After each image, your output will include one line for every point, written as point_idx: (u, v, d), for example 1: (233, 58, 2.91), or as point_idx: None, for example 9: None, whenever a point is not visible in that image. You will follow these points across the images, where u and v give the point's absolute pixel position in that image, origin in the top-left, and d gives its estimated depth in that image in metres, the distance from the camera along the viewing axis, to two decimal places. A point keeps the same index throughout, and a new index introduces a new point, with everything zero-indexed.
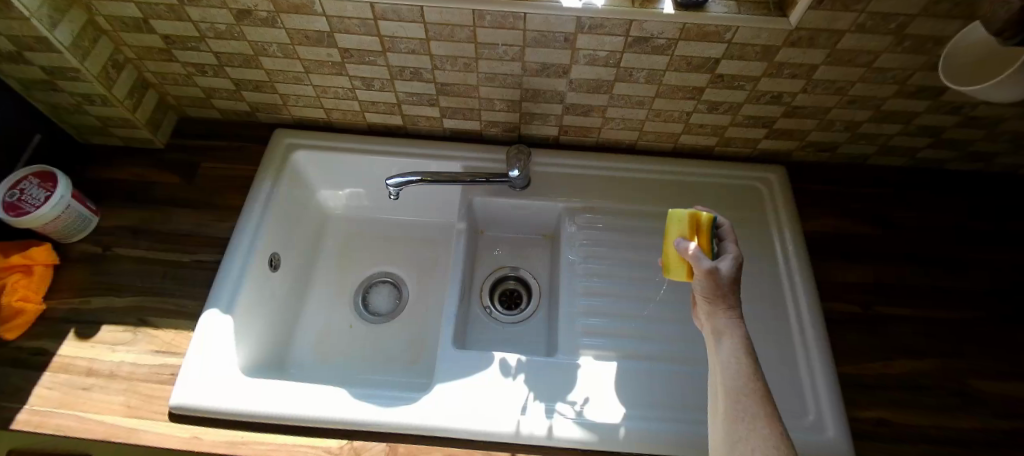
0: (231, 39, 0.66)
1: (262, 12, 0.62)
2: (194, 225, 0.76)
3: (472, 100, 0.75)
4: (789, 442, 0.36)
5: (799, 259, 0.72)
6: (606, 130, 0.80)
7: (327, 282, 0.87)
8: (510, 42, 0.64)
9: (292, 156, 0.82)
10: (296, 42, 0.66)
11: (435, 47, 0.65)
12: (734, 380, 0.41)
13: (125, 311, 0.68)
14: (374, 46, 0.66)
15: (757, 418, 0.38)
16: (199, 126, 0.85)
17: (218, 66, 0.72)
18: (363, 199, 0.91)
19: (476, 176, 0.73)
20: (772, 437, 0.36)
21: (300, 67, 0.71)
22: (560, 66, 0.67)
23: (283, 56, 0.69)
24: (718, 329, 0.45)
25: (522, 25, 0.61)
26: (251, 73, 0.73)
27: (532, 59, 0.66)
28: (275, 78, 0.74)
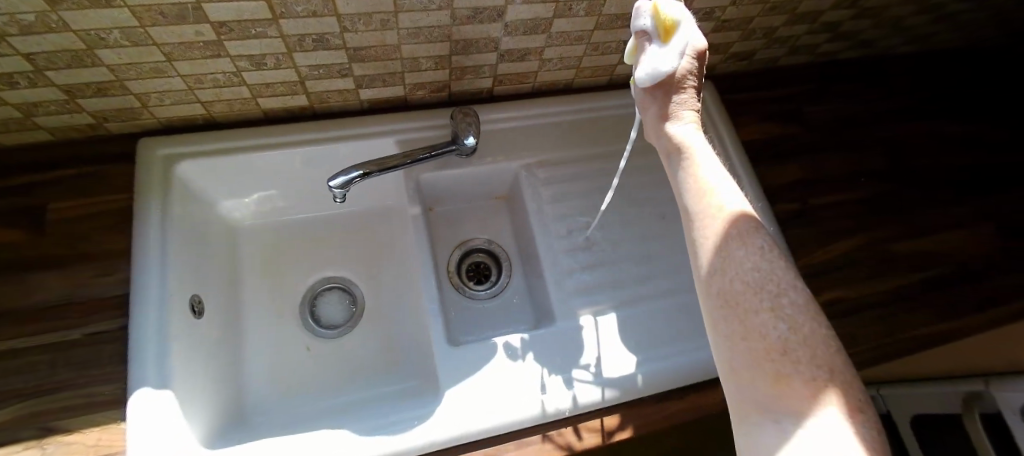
0: (46, 32, 0.48)
1: None
2: (72, 288, 0.59)
3: (393, 62, 0.64)
4: (761, 254, 0.38)
5: (746, 170, 0.76)
6: (543, 73, 0.73)
7: (261, 307, 0.73)
8: None
9: (174, 170, 0.64)
10: (146, 23, 0.50)
11: (342, 5, 0.53)
12: (700, 203, 0.41)
13: (15, 424, 0.54)
14: (261, 13, 0.51)
15: (737, 240, 0.38)
16: (21, 155, 0.64)
17: (36, 72, 0.53)
18: (278, 200, 0.76)
19: (423, 153, 0.63)
20: (749, 258, 0.38)
21: (160, 55, 0.54)
22: (494, 9, 0.59)
23: (131, 44, 0.52)
24: (674, 144, 0.44)
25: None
26: (89, 74, 0.55)
27: (462, 4, 0.57)
28: (124, 75, 0.56)
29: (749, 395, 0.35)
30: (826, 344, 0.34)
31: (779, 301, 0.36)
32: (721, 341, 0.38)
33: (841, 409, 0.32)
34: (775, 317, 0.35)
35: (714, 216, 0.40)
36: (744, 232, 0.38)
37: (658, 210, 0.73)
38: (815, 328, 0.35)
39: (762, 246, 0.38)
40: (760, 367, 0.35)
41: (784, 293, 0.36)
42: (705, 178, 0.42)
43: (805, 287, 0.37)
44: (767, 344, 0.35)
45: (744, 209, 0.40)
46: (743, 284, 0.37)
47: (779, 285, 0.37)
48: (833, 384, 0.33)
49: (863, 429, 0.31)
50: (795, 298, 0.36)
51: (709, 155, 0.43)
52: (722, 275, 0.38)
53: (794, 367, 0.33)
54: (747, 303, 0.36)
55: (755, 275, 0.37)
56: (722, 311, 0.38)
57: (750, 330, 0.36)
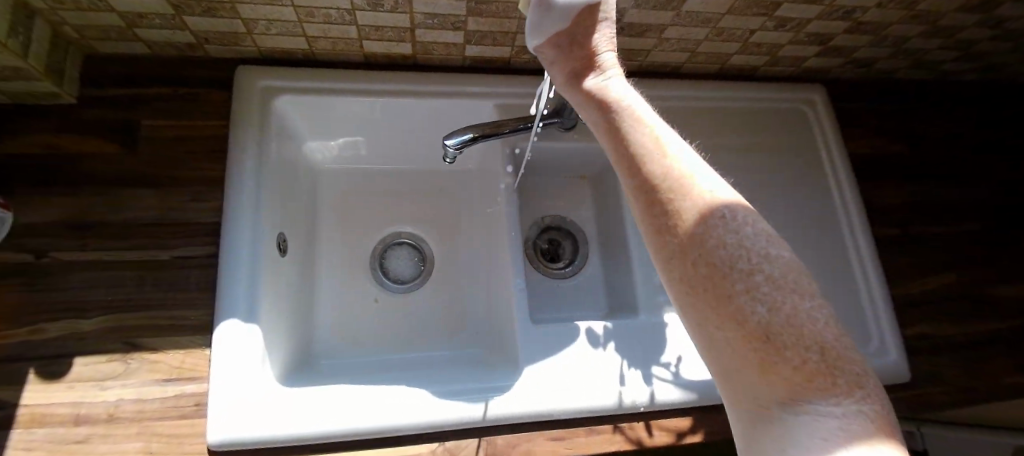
0: None
1: None
2: (163, 210, 0.58)
3: (511, 21, 0.60)
4: (719, 224, 0.36)
5: (850, 185, 0.73)
6: (656, 52, 0.69)
7: (334, 251, 0.73)
8: None
9: (273, 104, 0.62)
10: None
11: None
12: (641, 175, 0.39)
13: (102, 336, 0.54)
14: None
15: (695, 210, 0.36)
16: (117, 66, 0.62)
17: None
18: (362, 147, 0.73)
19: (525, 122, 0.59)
20: (708, 236, 0.35)
21: None
22: None
23: None
24: (605, 102, 0.43)
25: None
26: None
27: None
28: None
29: (739, 382, 0.35)
30: (810, 322, 0.32)
31: (752, 281, 0.34)
32: (695, 327, 0.37)
33: (834, 389, 0.31)
34: (752, 299, 0.33)
35: (659, 186, 0.38)
36: (699, 201, 0.37)
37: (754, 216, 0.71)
38: (794, 302, 0.33)
39: (724, 215, 0.36)
40: (745, 355, 0.33)
41: (755, 270, 0.34)
42: (643, 143, 0.40)
43: (778, 256, 0.35)
44: (746, 331, 0.33)
45: (687, 171, 0.38)
46: (709, 260, 0.35)
47: (748, 260, 0.34)
48: (825, 364, 0.32)
49: (863, 408, 0.31)
50: (769, 275, 0.34)
51: (642, 111, 0.42)
52: (684, 258, 0.36)
53: (780, 353, 0.32)
54: (717, 287, 0.34)
55: (719, 253, 0.35)
56: (693, 296, 0.36)
57: (723, 317, 0.34)
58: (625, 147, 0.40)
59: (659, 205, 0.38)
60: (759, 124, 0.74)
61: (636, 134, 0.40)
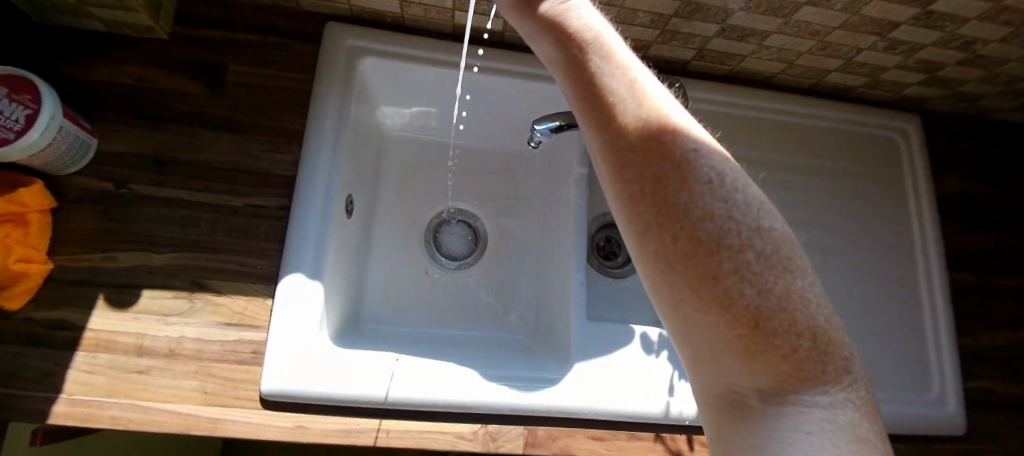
0: None
1: None
2: (242, 157, 0.61)
3: (610, 9, 0.58)
4: (704, 188, 0.31)
5: (933, 226, 0.70)
6: (751, 59, 0.66)
7: (391, 219, 0.72)
8: None
9: (359, 64, 0.63)
10: None
11: None
12: (613, 130, 0.35)
13: (171, 273, 0.57)
14: None
15: (674, 173, 0.32)
16: (212, 9, 0.64)
17: None
18: (433, 119, 0.73)
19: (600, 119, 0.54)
20: (691, 204, 0.30)
21: None
22: None
23: None
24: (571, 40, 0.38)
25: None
26: None
27: None
28: None
29: (718, 370, 0.31)
30: (804, 305, 0.28)
31: (740, 260, 0.28)
32: (670, 310, 0.32)
33: (823, 377, 0.28)
34: (740, 279, 0.28)
35: (637, 142, 0.33)
36: (678, 162, 0.32)
37: (824, 241, 0.68)
38: (787, 283, 0.28)
39: (705, 174, 0.31)
40: (729, 342, 0.29)
41: (744, 247, 0.29)
42: (617, 95, 0.35)
43: (771, 229, 0.30)
44: (733, 317, 0.28)
45: (666, 126, 0.33)
46: (688, 231, 0.30)
47: (738, 234, 0.29)
48: (815, 351, 0.28)
49: (851, 397, 0.27)
50: (760, 252, 0.29)
51: (615, 50, 0.37)
52: (662, 231, 0.31)
53: (770, 341, 0.28)
54: (699, 264, 0.29)
55: (704, 226, 0.30)
56: (670, 275, 0.31)
57: (707, 300, 0.29)
58: (596, 98, 0.35)
59: (633, 169, 0.33)
60: (844, 150, 0.71)
61: (609, 84, 0.35)
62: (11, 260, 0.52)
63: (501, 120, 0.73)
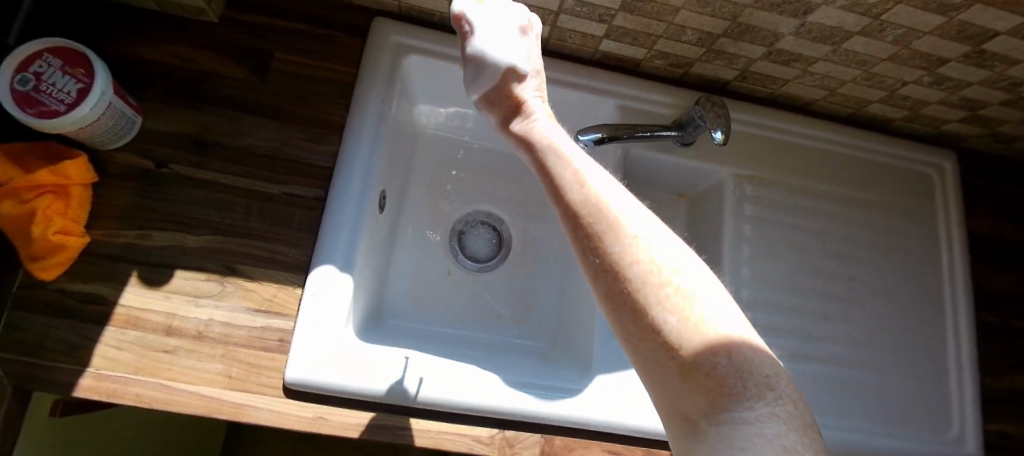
0: None
1: None
2: (282, 145, 0.63)
3: (660, 24, 0.60)
4: (634, 237, 0.34)
5: (963, 264, 0.70)
6: (793, 84, 0.67)
7: (418, 216, 0.73)
8: None
9: (402, 60, 0.65)
10: None
11: None
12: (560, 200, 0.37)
13: (205, 255, 0.59)
14: None
15: (610, 228, 0.35)
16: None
17: None
18: (468, 120, 0.74)
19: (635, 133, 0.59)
20: (622, 253, 0.34)
21: None
22: (805, 5, 0.53)
23: None
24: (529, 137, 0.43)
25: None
26: None
27: None
28: None
29: (667, 396, 0.34)
30: (719, 330, 0.32)
31: (662, 296, 0.33)
32: (625, 345, 0.35)
33: (745, 393, 0.31)
34: (663, 311, 0.32)
35: (580, 209, 0.36)
36: (615, 217, 0.35)
37: (853, 271, 0.68)
38: (701, 314, 0.32)
39: (636, 231, 0.35)
40: (666, 365, 0.32)
41: (663, 284, 0.33)
42: (562, 171, 0.39)
43: (691, 269, 0.34)
44: (664, 346, 0.32)
45: (602, 192, 0.37)
46: (624, 275, 0.33)
47: (659, 275, 0.33)
48: (737, 371, 0.31)
49: (775, 411, 0.30)
50: (677, 287, 0.33)
51: (562, 140, 0.42)
52: (605, 279, 0.34)
53: (694, 363, 0.32)
54: (632, 302, 0.33)
55: (632, 270, 0.33)
56: (616, 315, 0.34)
57: (645, 331, 0.33)
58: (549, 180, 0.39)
59: (579, 228, 0.36)
60: (880, 181, 0.71)
61: (557, 166, 0.39)
62: (49, 232, 0.54)
63: None
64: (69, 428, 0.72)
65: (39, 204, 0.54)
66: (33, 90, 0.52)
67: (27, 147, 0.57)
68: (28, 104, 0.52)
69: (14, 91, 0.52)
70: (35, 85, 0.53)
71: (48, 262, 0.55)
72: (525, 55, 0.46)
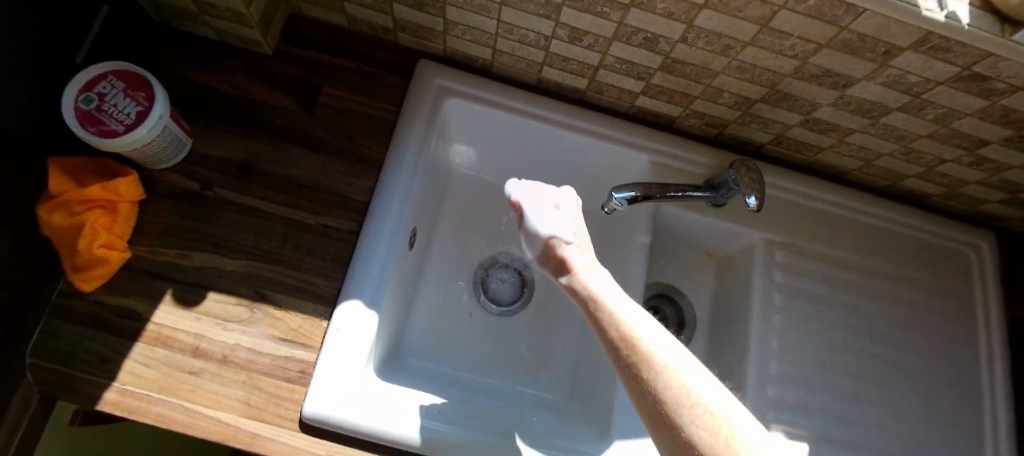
0: None
1: None
2: (322, 178, 0.65)
3: (697, 86, 0.63)
4: (669, 366, 0.35)
5: (1000, 351, 0.67)
6: (828, 153, 0.68)
7: (445, 255, 0.74)
8: (810, 37, 0.51)
9: (443, 104, 0.68)
10: None
11: (704, 18, 0.52)
12: (602, 336, 0.40)
13: (239, 280, 0.61)
14: None
15: (642, 358, 0.36)
16: (316, 33, 0.70)
17: None
18: (500, 163, 0.76)
19: (667, 194, 0.60)
20: (657, 379, 0.34)
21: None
22: (844, 78, 0.55)
23: None
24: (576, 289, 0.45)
25: (846, 22, 0.48)
26: None
27: (817, 61, 0.54)
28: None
29: None
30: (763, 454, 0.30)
31: (695, 417, 0.32)
32: None
33: None
34: (696, 430, 0.32)
35: (618, 343, 0.38)
36: (647, 348, 0.36)
37: (885, 351, 0.66)
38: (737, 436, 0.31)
39: (671, 360, 0.35)
40: None
41: (694, 405, 0.33)
42: (601, 314, 0.41)
43: (729, 398, 0.34)
44: None
45: (636, 325, 0.39)
46: (662, 403, 0.34)
47: (692, 398, 0.33)
48: None
49: None
50: (710, 407, 0.32)
51: (608, 288, 0.44)
52: (643, 405, 0.35)
53: None
54: (668, 426, 0.33)
55: (666, 392, 0.34)
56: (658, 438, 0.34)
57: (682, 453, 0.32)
58: (590, 321, 0.42)
59: (618, 359, 0.38)
60: (913, 257, 0.70)
61: (596, 310, 0.41)
62: (94, 246, 0.56)
63: (565, 173, 0.75)
64: (82, 443, 0.72)
65: (88, 219, 0.56)
66: (93, 109, 0.55)
67: (84, 161, 0.60)
68: (88, 122, 0.55)
69: (78, 110, 0.55)
70: (98, 105, 0.56)
71: (87, 273, 0.57)
72: (571, 227, 0.51)
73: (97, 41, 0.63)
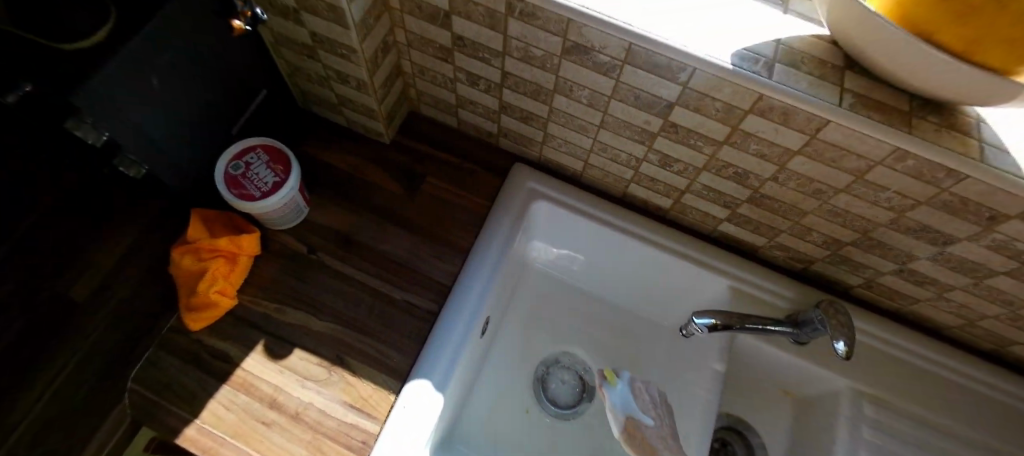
0: (539, 68, 0.59)
1: (606, 56, 0.53)
2: (413, 257, 0.71)
3: (785, 221, 0.64)
4: None
5: None
6: (925, 305, 0.66)
7: (511, 346, 0.77)
8: (907, 193, 0.52)
9: (533, 205, 0.73)
10: (615, 97, 0.58)
11: (797, 162, 0.55)
12: None
13: (321, 339, 0.65)
14: (716, 134, 0.57)
15: None
16: (430, 129, 0.80)
17: (498, 84, 0.65)
18: (576, 264, 0.80)
19: (749, 325, 0.60)
20: None
21: (598, 120, 0.63)
22: (943, 236, 0.54)
23: (587, 104, 0.61)
24: None
25: (946, 184, 0.49)
26: (532, 105, 0.66)
27: (914, 216, 0.54)
28: (553, 117, 0.66)
29: None
30: None
31: None
32: None
33: None
34: None
35: None
36: None
37: None
38: None
39: None
40: None
41: None
42: None
43: None
44: None
45: None
46: None
47: None
48: None
49: None
50: None
51: None
52: None
53: None
54: None
55: None
56: None
57: None
58: None
59: None
60: None
61: None
62: (210, 289, 0.64)
63: (640, 282, 0.77)
64: None
65: (211, 265, 0.65)
66: (239, 174, 0.66)
67: (223, 215, 0.70)
68: (233, 185, 0.65)
69: (228, 174, 0.66)
70: (243, 172, 0.66)
71: (200, 314, 0.64)
72: (651, 417, 0.58)
73: (252, 116, 0.74)
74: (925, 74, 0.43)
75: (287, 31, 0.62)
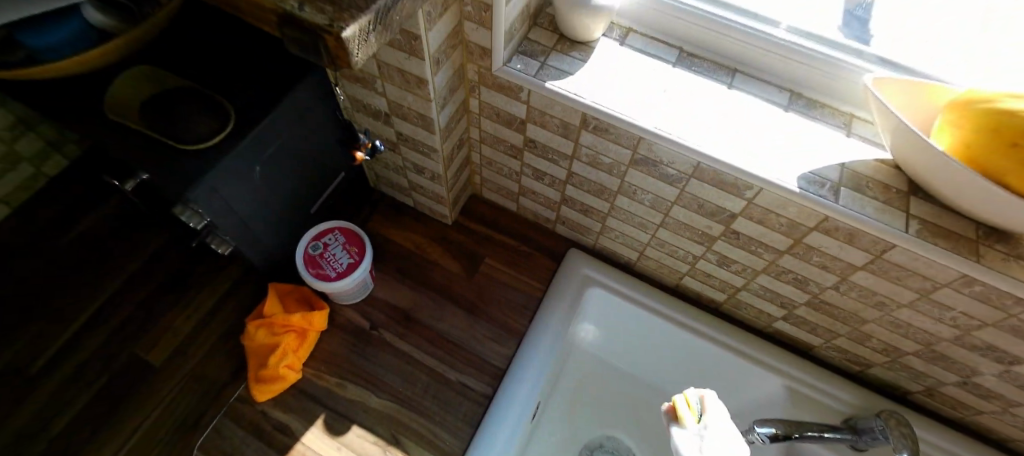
0: (606, 172, 0.63)
1: (672, 171, 0.57)
2: (469, 336, 0.73)
3: (844, 326, 0.64)
4: None
5: None
6: (990, 417, 0.64)
7: (557, 427, 0.78)
8: (973, 315, 0.52)
9: (587, 291, 0.75)
10: (678, 203, 0.61)
11: (859, 276, 0.56)
12: None
13: (377, 417, 0.67)
14: (777, 244, 0.58)
15: None
16: (488, 210, 0.84)
17: (562, 180, 0.69)
18: (624, 348, 0.81)
19: (807, 432, 0.59)
20: None
21: (658, 219, 0.66)
22: (1010, 357, 0.54)
23: (649, 206, 0.64)
24: None
25: (1015, 310, 0.49)
26: (593, 201, 0.69)
27: (981, 336, 0.54)
28: (613, 213, 0.69)
29: None
30: None
31: None
32: None
33: None
34: None
35: None
36: None
37: None
38: None
39: None
40: None
41: None
42: None
43: None
44: None
45: None
46: None
47: None
48: None
49: None
50: None
51: None
52: None
53: None
54: None
55: None
56: None
57: None
58: None
59: None
60: None
61: None
62: (279, 364, 0.67)
63: (688, 370, 0.77)
64: None
65: (283, 340, 0.68)
66: (317, 254, 0.70)
67: (296, 290, 0.74)
68: (311, 265, 0.69)
69: (307, 255, 0.70)
70: (321, 252, 0.70)
71: (267, 387, 0.67)
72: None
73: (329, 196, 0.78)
74: (986, 207, 0.45)
75: (375, 126, 0.68)
